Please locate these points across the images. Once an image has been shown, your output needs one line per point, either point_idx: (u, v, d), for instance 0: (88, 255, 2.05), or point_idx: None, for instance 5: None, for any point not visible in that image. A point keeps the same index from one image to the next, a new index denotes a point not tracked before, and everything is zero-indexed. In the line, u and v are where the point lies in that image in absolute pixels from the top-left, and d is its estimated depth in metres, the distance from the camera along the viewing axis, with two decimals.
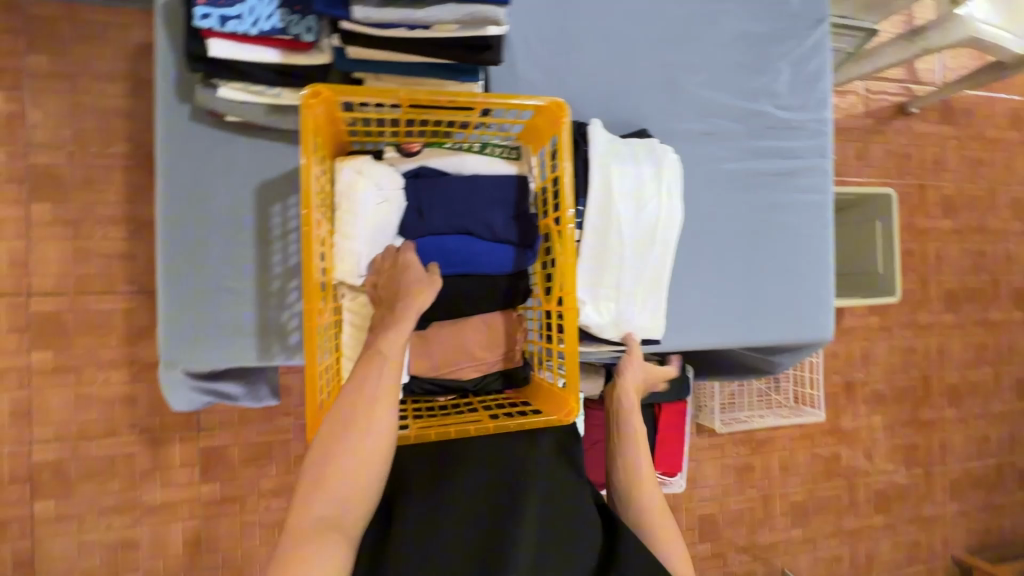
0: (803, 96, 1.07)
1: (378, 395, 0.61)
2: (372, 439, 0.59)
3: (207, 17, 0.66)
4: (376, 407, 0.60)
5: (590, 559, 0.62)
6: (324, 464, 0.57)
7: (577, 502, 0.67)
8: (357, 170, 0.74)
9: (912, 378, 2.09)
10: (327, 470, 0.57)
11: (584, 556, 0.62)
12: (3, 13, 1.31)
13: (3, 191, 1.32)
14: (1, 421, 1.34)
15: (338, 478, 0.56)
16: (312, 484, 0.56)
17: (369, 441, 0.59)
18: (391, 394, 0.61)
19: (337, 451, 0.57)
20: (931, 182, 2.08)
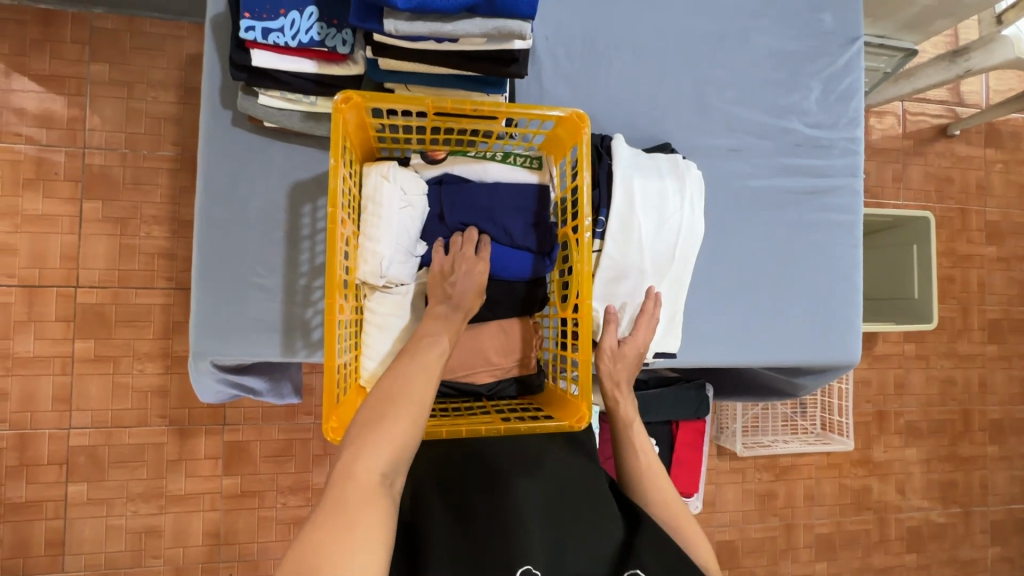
0: (834, 114, 1.05)
1: (433, 363, 0.64)
2: (428, 401, 0.61)
3: (251, 29, 0.70)
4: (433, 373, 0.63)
5: (605, 549, 0.65)
6: (382, 422, 0.57)
7: (583, 500, 0.70)
8: (383, 174, 0.76)
9: (950, 411, 2.00)
10: (376, 430, 0.57)
11: (598, 547, 0.65)
12: (71, 25, 1.41)
13: (60, 189, 1.42)
14: (44, 404, 1.42)
15: (396, 434, 0.57)
16: (361, 450, 0.55)
17: (416, 404, 0.60)
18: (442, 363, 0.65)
19: (387, 414, 0.58)
20: (975, 206, 2.00)
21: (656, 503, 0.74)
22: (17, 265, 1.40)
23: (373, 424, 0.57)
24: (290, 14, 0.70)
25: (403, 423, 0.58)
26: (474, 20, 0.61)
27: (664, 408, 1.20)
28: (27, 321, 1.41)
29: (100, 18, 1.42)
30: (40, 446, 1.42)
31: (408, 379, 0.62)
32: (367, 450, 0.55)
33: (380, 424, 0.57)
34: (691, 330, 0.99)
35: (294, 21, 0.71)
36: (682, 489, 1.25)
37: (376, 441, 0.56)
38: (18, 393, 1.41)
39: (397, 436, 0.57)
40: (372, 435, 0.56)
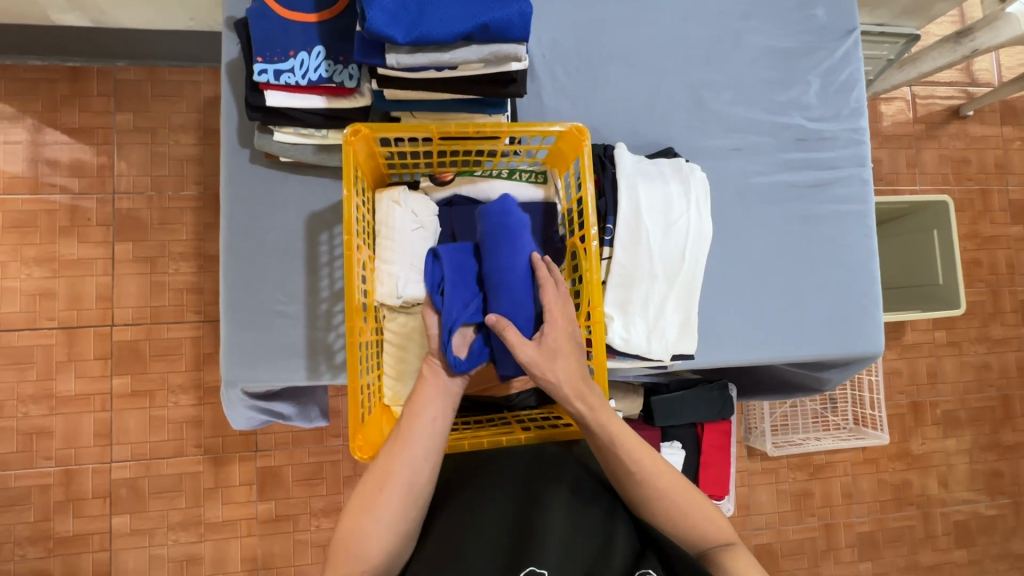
0: (834, 106, 1.06)
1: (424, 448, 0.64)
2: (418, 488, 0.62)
3: (264, 72, 0.75)
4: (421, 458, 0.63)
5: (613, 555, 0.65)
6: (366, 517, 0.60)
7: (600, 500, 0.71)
8: (394, 200, 0.80)
9: (988, 397, 1.93)
10: (370, 525, 0.59)
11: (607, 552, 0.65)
12: (97, 79, 1.50)
13: (93, 233, 1.49)
14: (86, 440, 1.48)
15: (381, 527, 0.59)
16: (351, 536, 0.59)
17: (404, 492, 0.61)
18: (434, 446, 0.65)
19: (379, 510, 0.60)
20: (996, 186, 1.96)
21: (668, 503, 0.66)
22: (57, 308, 1.48)
23: (362, 517, 0.59)
24: (299, 55, 0.75)
25: (394, 520, 0.60)
26: (470, 47, 0.64)
27: (688, 410, 1.19)
28: (68, 362, 1.48)
29: (124, 70, 1.51)
30: (84, 479, 1.48)
31: (402, 470, 0.62)
32: (357, 548, 0.58)
33: (367, 516, 0.60)
34: (707, 330, 0.99)
35: (303, 61, 0.75)
36: (712, 492, 1.23)
37: (369, 542, 0.59)
38: (62, 431, 1.47)
39: (386, 536, 0.59)
40: (359, 536, 0.59)
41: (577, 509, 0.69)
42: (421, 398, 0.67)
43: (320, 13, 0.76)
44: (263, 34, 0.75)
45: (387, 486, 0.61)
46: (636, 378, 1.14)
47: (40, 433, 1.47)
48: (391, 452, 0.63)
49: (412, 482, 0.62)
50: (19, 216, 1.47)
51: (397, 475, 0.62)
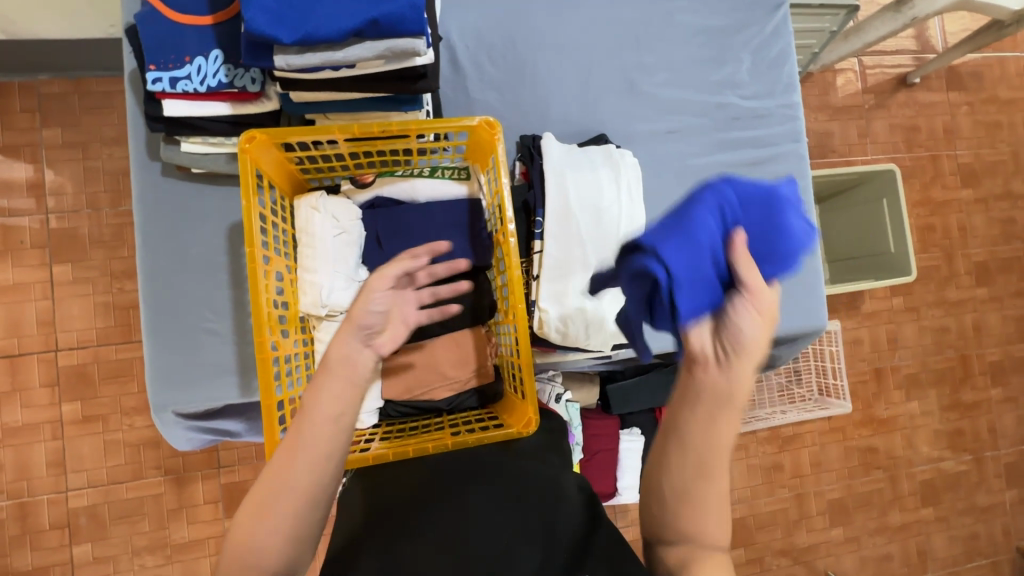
0: (768, 83, 1.05)
1: (326, 429, 0.58)
2: (317, 479, 0.57)
3: (159, 81, 0.71)
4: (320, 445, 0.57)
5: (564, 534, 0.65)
6: (263, 502, 0.56)
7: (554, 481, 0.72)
8: (312, 205, 0.77)
9: (947, 359, 1.98)
10: (264, 518, 0.55)
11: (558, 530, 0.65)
12: (20, 94, 1.43)
13: (29, 256, 1.43)
14: (40, 470, 1.43)
15: (283, 518, 0.55)
16: (244, 546, 0.54)
17: (300, 499, 0.56)
18: (336, 430, 0.58)
19: (269, 513, 0.55)
20: (946, 151, 1.99)
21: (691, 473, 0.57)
22: None
23: (252, 525, 0.55)
24: (195, 60, 0.71)
25: (289, 527, 0.55)
26: (364, 44, 0.61)
27: (644, 395, 1.17)
28: (12, 392, 1.42)
29: (47, 83, 1.44)
30: (41, 510, 1.43)
31: (294, 477, 0.56)
32: (249, 557, 0.54)
33: (266, 501, 0.55)
34: None
35: (200, 66, 0.71)
36: None
37: (264, 537, 0.54)
38: (12, 463, 1.42)
39: (282, 542, 0.55)
40: (252, 541, 0.54)
41: (513, 513, 0.66)
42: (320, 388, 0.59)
43: (215, 14, 0.72)
44: (155, 40, 0.71)
45: (282, 492, 0.55)
46: (590, 369, 1.13)
47: None
48: (289, 453, 0.57)
49: (305, 494, 0.56)
50: None
51: (293, 481, 0.56)
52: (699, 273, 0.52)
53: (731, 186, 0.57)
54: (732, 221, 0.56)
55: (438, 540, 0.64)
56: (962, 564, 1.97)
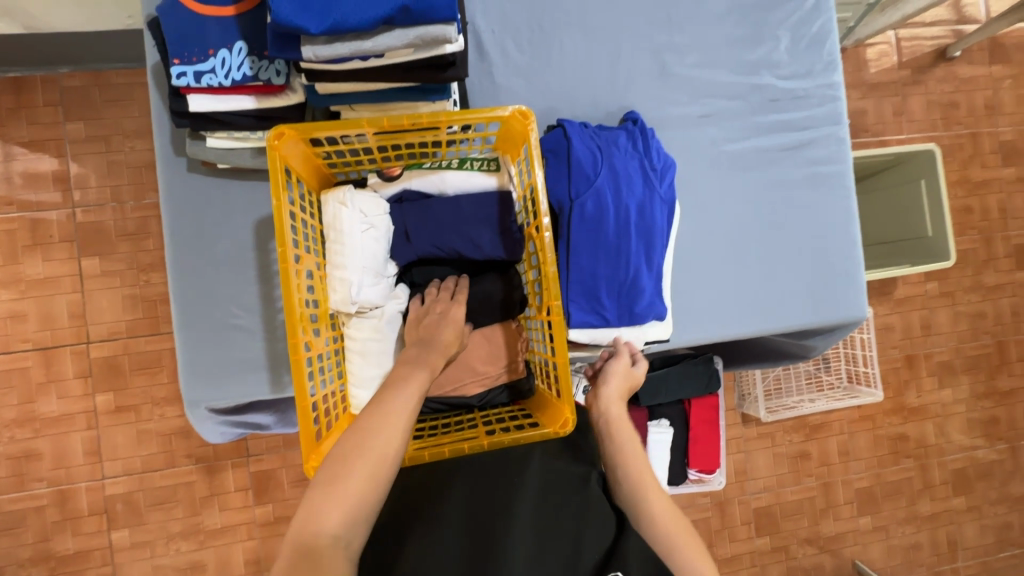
0: (807, 62, 1.00)
1: (397, 408, 0.61)
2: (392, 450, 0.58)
3: (183, 75, 0.69)
4: (392, 418, 0.60)
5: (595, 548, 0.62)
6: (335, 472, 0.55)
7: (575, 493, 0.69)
8: (340, 201, 0.75)
9: (983, 345, 1.91)
10: (341, 487, 0.54)
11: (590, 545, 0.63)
12: (42, 88, 1.43)
13: (58, 250, 1.45)
14: (77, 459, 1.47)
15: (354, 486, 0.54)
16: (313, 526, 0.52)
17: (371, 474, 0.55)
18: (408, 410, 0.61)
19: (343, 485, 0.54)
20: (986, 129, 1.89)
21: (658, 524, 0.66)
22: (29, 330, 1.45)
23: (324, 501, 0.53)
24: (219, 53, 0.69)
25: (359, 500, 0.54)
26: (393, 32, 0.59)
27: (672, 388, 1.17)
28: (48, 383, 1.46)
29: (69, 77, 1.44)
30: (80, 497, 1.47)
31: (374, 451, 0.57)
32: (318, 534, 0.51)
33: (343, 472, 0.55)
34: (683, 308, 0.96)
35: (224, 59, 0.69)
36: (702, 467, 1.21)
37: (336, 511, 0.53)
38: (51, 452, 1.46)
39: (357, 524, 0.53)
40: (322, 517, 0.52)
41: (544, 509, 0.67)
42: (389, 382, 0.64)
43: (237, 4, 0.70)
44: (178, 32, 0.69)
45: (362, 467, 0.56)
46: None
47: (29, 455, 1.46)
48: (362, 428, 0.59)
49: (378, 474, 0.56)
50: None
51: (380, 454, 0.57)
52: (589, 295, 0.82)
53: (634, 273, 0.81)
54: (629, 278, 0.81)
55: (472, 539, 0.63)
56: (994, 554, 1.93)
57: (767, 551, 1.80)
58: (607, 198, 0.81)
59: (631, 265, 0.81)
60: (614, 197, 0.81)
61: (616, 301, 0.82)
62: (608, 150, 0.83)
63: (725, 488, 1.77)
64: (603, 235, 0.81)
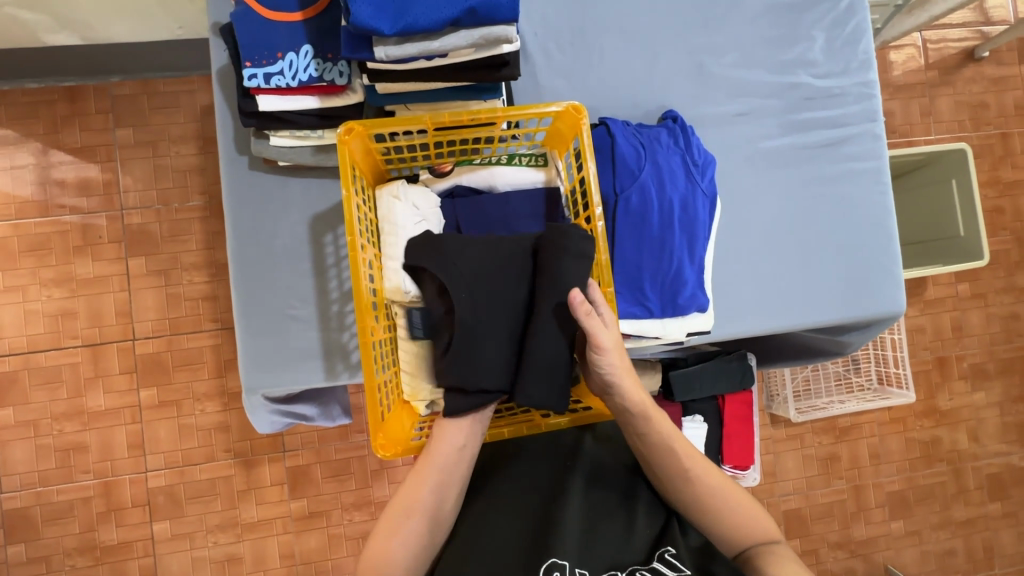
0: (842, 60, 1.02)
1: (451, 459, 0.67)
2: (445, 502, 0.66)
3: (254, 77, 0.74)
4: (448, 470, 0.67)
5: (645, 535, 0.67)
6: (399, 519, 0.63)
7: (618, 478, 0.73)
8: (394, 195, 0.79)
9: (1017, 347, 1.89)
10: (404, 531, 0.63)
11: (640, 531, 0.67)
12: (94, 97, 1.51)
13: (107, 250, 1.51)
14: (122, 451, 1.52)
15: (413, 535, 0.63)
16: (383, 556, 0.61)
17: (428, 523, 0.64)
18: (460, 461, 0.68)
19: (404, 533, 0.62)
20: (1017, 129, 1.88)
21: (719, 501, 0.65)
22: (79, 327, 1.51)
23: (393, 537, 0.62)
24: (287, 56, 0.73)
25: (419, 544, 0.63)
26: (459, 33, 0.63)
27: (706, 385, 1.18)
28: (95, 378, 1.52)
29: (119, 86, 1.51)
30: (124, 489, 1.52)
31: (436, 500, 0.66)
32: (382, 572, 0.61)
33: (406, 522, 0.63)
34: (721, 303, 0.97)
35: (292, 62, 0.74)
36: (737, 463, 1.22)
37: (397, 550, 0.62)
38: (97, 444, 1.52)
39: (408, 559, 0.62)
40: (386, 555, 0.61)
41: (595, 497, 0.71)
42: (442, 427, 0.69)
43: (304, 10, 0.74)
44: (250, 37, 0.73)
45: (413, 516, 0.64)
46: (654, 355, 1.13)
47: (76, 448, 1.51)
48: (419, 476, 0.66)
49: (433, 517, 0.65)
50: (33, 239, 1.50)
51: (422, 505, 0.65)
52: (633, 287, 0.84)
53: (678, 266, 0.83)
54: (672, 271, 0.84)
55: (532, 523, 0.68)
56: None
57: (796, 554, 1.79)
58: (652, 193, 0.83)
59: (675, 259, 0.84)
60: (658, 191, 0.83)
61: (659, 293, 0.84)
62: (651, 146, 0.85)
63: (754, 490, 1.76)
64: (647, 229, 0.83)
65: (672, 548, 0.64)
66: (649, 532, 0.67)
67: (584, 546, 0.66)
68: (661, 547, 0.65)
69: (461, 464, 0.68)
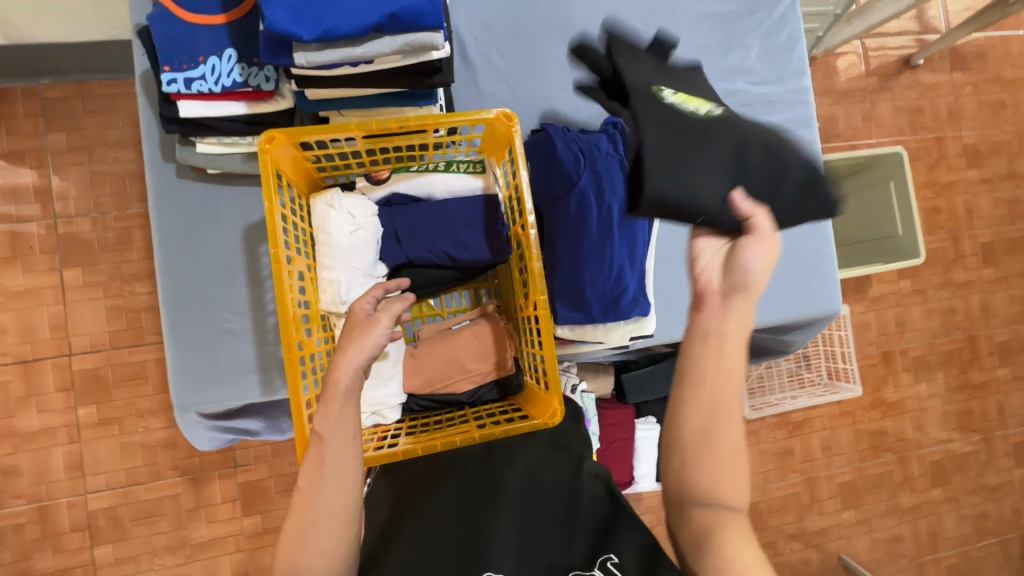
0: (777, 68, 1.05)
1: (336, 442, 0.62)
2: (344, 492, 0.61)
3: (174, 82, 0.71)
4: (335, 458, 0.61)
5: (587, 536, 0.66)
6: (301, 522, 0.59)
7: (556, 482, 0.72)
8: (328, 204, 0.77)
9: (955, 340, 1.98)
10: (311, 534, 0.59)
11: (581, 533, 0.66)
12: (23, 100, 1.42)
13: (39, 262, 1.43)
14: (59, 474, 1.44)
15: (322, 534, 0.59)
16: (299, 562, 0.58)
17: (339, 519, 0.61)
18: (346, 443, 0.62)
19: (310, 535, 0.59)
20: (950, 133, 1.98)
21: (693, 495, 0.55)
22: (9, 343, 1.42)
23: (303, 539, 0.59)
24: (210, 60, 0.71)
25: (332, 543, 0.60)
26: (382, 39, 0.62)
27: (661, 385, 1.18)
28: (28, 397, 1.43)
29: (50, 88, 1.43)
30: (62, 513, 1.44)
31: (332, 488, 0.61)
32: None
33: (308, 527, 0.59)
34: (665, 305, 0.99)
35: (214, 66, 0.71)
36: None
37: (311, 554, 0.59)
38: (31, 467, 1.43)
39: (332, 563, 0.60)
40: (302, 558, 0.59)
41: (529, 508, 0.68)
42: (319, 414, 0.62)
43: (227, 13, 0.71)
44: (169, 41, 0.70)
45: (312, 524, 0.59)
46: (606, 359, 1.14)
47: (8, 472, 1.42)
48: (309, 474, 0.61)
49: (338, 513, 0.60)
50: None
51: (322, 508, 0.60)
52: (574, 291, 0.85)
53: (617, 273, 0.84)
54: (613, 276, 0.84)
55: (467, 526, 0.67)
56: (973, 544, 1.98)
57: None
58: (590, 201, 0.82)
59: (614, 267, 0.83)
60: (597, 199, 0.82)
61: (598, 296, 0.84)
62: (590, 152, 0.84)
63: None
64: (586, 238, 0.83)
65: (613, 556, 0.62)
66: (590, 529, 0.66)
67: (524, 549, 0.64)
68: (603, 552, 0.63)
69: (356, 441, 0.63)
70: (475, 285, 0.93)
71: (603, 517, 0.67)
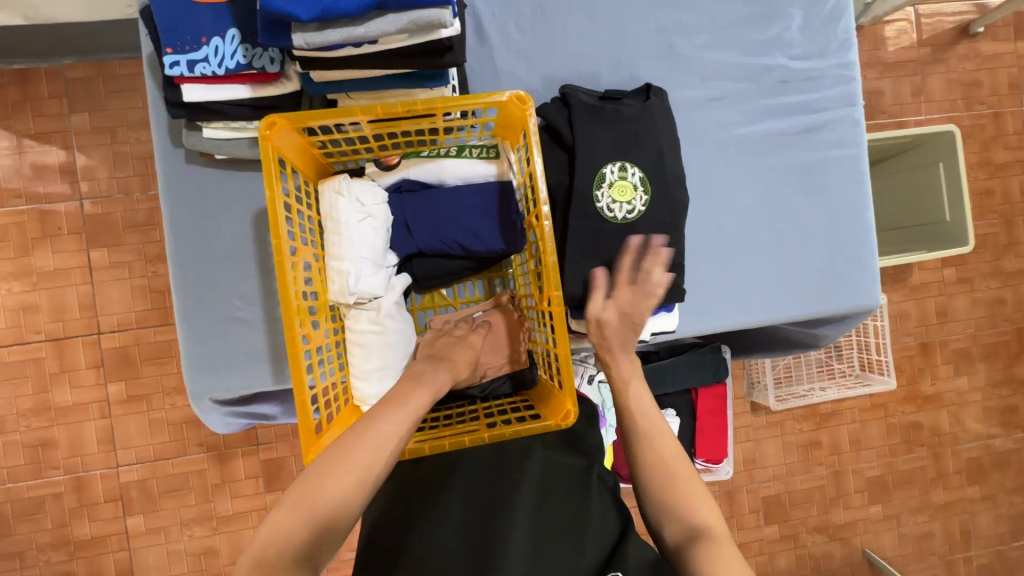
0: (820, 42, 0.96)
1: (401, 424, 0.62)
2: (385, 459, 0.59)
3: (176, 64, 0.68)
4: (389, 432, 0.60)
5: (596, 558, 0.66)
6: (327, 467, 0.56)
7: (568, 496, 0.71)
8: (336, 190, 0.74)
9: (1002, 332, 1.87)
10: (332, 483, 0.55)
11: (590, 552, 0.67)
12: (46, 80, 1.43)
13: (68, 242, 1.46)
14: (92, 446, 1.50)
15: (345, 485, 0.56)
16: (311, 500, 0.54)
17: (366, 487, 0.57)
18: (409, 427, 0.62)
19: (333, 479, 0.56)
20: (1010, 108, 1.82)
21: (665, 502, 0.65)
22: (42, 321, 1.46)
23: (320, 482, 0.55)
24: (212, 41, 0.68)
25: (353, 501, 0.56)
26: (387, 17, 0.58)
27: (680, 376, 1.15)
28: (61, 372, 1.48)
29: (72, 68, 1.43)
30: (96, 484, 1.50)
31: (375, 453, 0.58)
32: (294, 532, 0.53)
33: (333, 477, 0.56)
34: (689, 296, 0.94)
35: (217, 48, 0.68)
36: (709, 456, 1.19)
37: (326, 501, 0.55)
38: (67, 440, 1.49)
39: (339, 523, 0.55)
40: (315, 500, 0.54)
41: (540, 520, 0.68)
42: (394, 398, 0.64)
43: None
44: (170, 20, 0.67)
45: (340, 477, 0.56)
46: None
47: (45, 444, 1.49)
48: (358, 435, 0.59)
49: (366, 481, 0.57)
50: None
51: (358, 465, 0.57)
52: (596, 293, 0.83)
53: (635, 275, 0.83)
54: None
55: (474, 537, 0.67)
56: (1008, 543, 1.90)
57: (775, 539, 1.79)
58: None
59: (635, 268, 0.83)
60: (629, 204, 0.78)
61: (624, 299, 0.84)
62: None
63: (732, 477, 1.76)
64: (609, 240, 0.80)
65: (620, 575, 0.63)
66: (598, 551, 0.67)
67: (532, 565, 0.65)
68: (609, 570, 0.64)
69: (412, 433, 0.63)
70: (489, 275, 0.90)
71: (609, 538, 0.68)
